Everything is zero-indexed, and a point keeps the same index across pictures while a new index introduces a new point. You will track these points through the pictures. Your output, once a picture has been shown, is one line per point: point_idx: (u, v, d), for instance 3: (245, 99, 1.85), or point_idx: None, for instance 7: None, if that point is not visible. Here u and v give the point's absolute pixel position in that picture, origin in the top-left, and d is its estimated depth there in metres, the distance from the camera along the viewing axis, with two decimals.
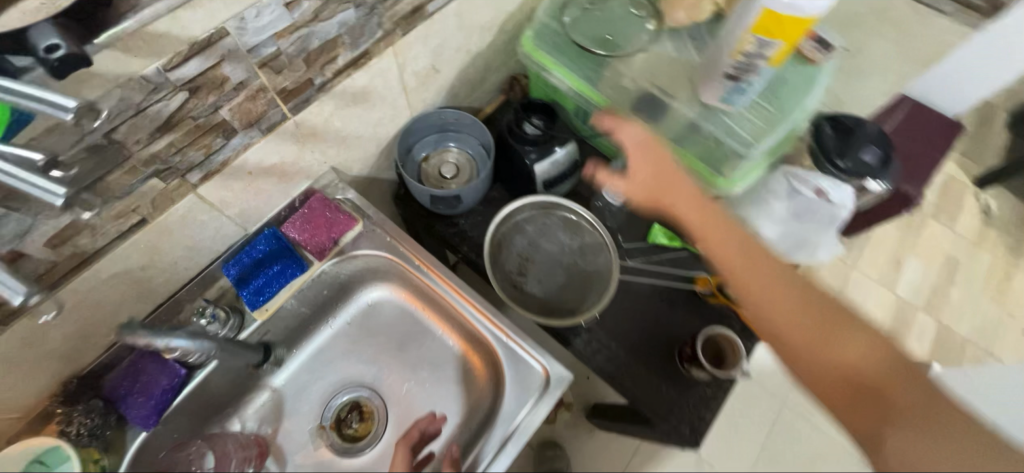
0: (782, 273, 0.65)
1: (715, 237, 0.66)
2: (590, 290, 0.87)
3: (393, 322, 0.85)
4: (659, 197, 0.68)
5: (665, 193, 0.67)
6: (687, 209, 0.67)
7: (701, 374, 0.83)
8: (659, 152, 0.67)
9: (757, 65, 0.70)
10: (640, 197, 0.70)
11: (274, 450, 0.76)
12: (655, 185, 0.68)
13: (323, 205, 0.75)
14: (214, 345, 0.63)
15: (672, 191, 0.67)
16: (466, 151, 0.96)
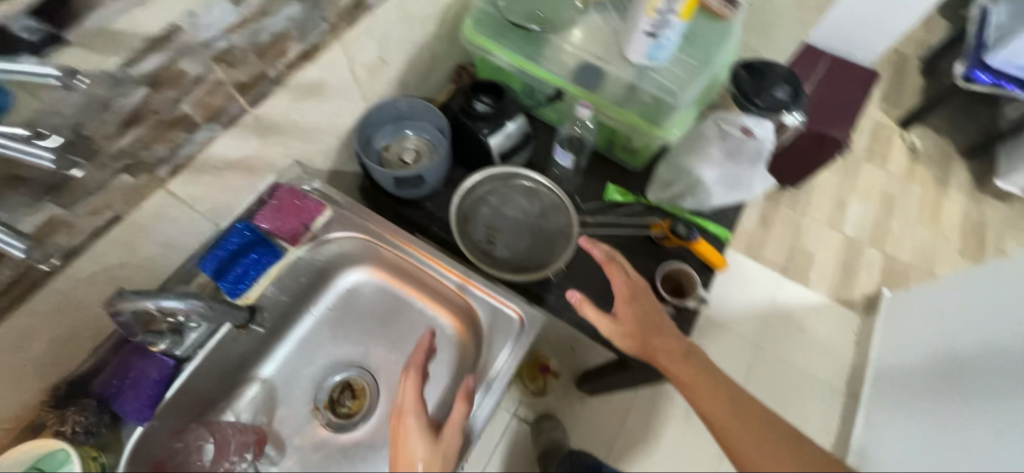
0: (765, 421, 0.71)
1: (698, 386, 0.73)
2: (554, 247, 0.94)
3: (373, 302, 0.89)
4: (650, 343, 0.75)
5: (654, 344, 0.75)
6: (671, 357, 0.75)
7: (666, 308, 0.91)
8: (644, 299, 0.77)
9: (670, 20, 0.80)
10: (631, 339, 0.76)
11: (272, 437, 0.79)
12: (646, 333, 0.75)
13: (292, 195, 0.79)
14: (205, 303, 0.62)
15: (657, 336, 0.76)
16: (423, 135, 1.00)
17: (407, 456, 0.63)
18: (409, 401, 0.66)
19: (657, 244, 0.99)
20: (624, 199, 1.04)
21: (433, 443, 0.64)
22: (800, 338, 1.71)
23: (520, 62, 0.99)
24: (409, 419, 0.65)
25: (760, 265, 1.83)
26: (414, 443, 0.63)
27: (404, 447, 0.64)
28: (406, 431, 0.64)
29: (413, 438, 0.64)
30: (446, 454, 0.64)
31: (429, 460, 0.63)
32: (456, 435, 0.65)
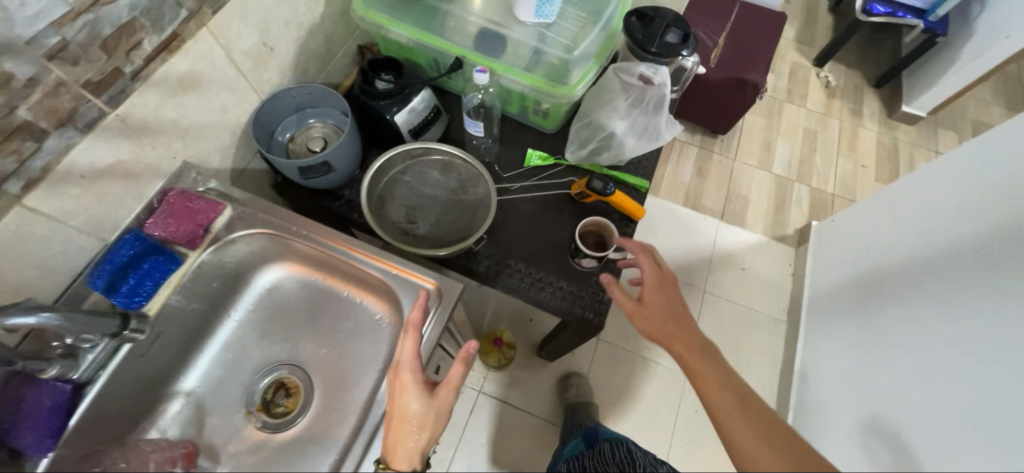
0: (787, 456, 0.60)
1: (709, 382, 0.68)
2: (474, 218, 0.94)
3: (296, 297, 0.87)
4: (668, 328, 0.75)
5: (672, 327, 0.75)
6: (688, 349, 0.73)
7: (589, 262, 0.94)
8: (669, 291, 0.79)
9: None
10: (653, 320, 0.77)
11: (205, 449, 0.77)
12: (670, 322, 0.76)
13: (183, 198, 0.75)
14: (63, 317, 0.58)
15: (676, 327, 0.75)
16: (327, 122, 0.97)
17: (402, 409, 0.69)
18: (405, 360, 0.70)
19: (578, 203, 1.02)
20: (544, 162, 1.06)
21: (426, 401, 0.69)
22: (742, 278, 1.80)
23: (417, 35, 0.97)
24: (406, 377, 0.69)
25: (700, 214, 1.90)
26: (410, 399, 0.69)
27: (401, 402, 0.69)
28: (402, 386, 0.69)
29: (410, 395, 0.69)
30: (438, 408, 0.70)
31: (424, 414, 0.69)
32: (448, 394, 0.70)
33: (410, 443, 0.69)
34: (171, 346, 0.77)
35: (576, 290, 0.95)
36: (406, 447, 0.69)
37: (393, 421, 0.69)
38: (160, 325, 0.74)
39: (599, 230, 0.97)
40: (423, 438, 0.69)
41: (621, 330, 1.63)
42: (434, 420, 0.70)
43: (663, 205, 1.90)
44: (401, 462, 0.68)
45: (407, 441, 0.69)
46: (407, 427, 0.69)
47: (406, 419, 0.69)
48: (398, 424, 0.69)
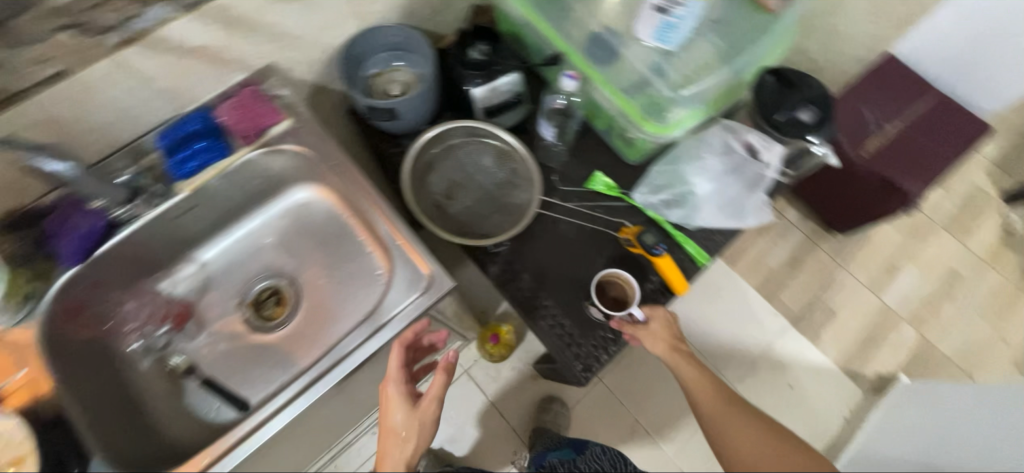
0: (739, 409, 0.76)
1: (690, 375, 0.81)
2: (508, 218, 0.92)
3: (320, 220, 0.90)
4: (695, 381, 0.81)
5: (700, 383, 0.80)
6: (676, 356, 0.84)
7: (597, 313, 0.88)
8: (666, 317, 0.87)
9: None
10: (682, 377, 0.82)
11: (196, 316, 0.85)
12: (706, 379, 0.80)
13: (253, 97, 0.80)
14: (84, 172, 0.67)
15: (668, 337, 0.86)
16: (415, 70, 0.94)
17: (388, 423, 0.73)
18: (392, 373, 0.74)
19: (622, 249, 0.92)
20: (607, 191, 0.97)
21: (409, 411, 0.73)
22: (784, 393, 1.57)
23: (530, 17, 0.91)
24: (391, 392, 0.73)
25: (770, 306, 1.66)
26: (396, 410, 0.73)
27: (388, 414, 0.74)
28: (388, 397, 0.73)
29: (396, 407, 0.73)
30: (422, 419, 0.73)
31: (408, 428, 0.72)
32: (432, 406, 0.74)
33: (398, 453, 0.72)
34: (202, 219, 0.84)
35: (576, 334, 0.88)
36: (392, 459, 0.71)
37: (383, 432, 0.73)
38: (194, 200, 0.80)
39: (624, 285, 0.90)
40: (410, 448, 0.72)
41: (625, 382, 1.51)
42: (419, 432, 0.72)
43: (735, 278, 1.68)
44: None
45: (396, 453, 0.72)
46: (395, 438, 0.72)
47: (393, 431, 0.73)
48: (388, 437, 0.73)
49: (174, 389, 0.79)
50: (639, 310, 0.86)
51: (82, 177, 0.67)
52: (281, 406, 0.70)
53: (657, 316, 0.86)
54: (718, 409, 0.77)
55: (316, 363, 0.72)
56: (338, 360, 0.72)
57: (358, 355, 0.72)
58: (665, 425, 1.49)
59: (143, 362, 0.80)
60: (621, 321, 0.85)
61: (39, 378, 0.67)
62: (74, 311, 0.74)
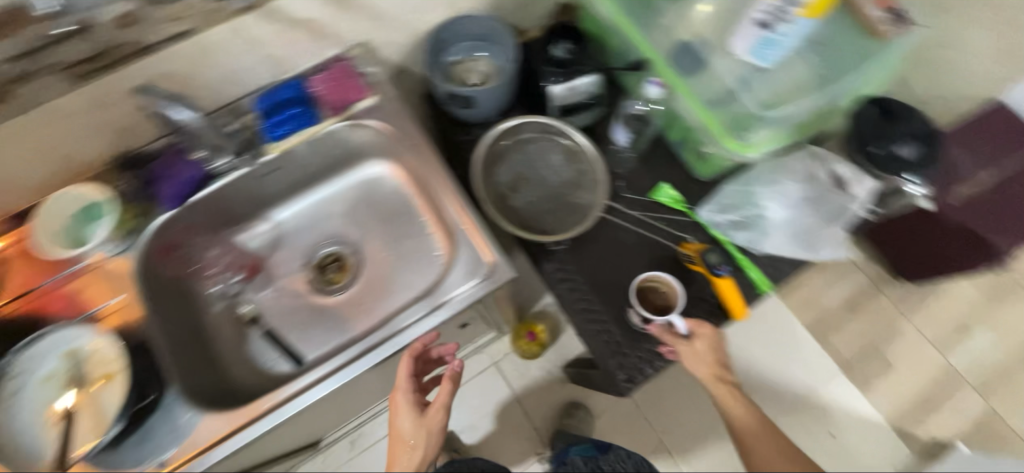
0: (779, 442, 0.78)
1: (735, 406, 0.81)
2: (571, 217, 0.93)
3: (388, 196, 0.94)
4: (750, 430, 0.79)
5: (755, 433, 0.79)
6: (721, 385, 0.82)
7: (635, 316, 0.87)
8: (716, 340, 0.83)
9: (790, 10, 0.73)
10: (734, 424, 0.81)
11: (266, 271, 0.90)
12: (759, 427, 0.79)
13: (344, 72, 0.84)
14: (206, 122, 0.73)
15: (716, 365, 0.83)
16: (495, 63, 0.96)
17: (397, 429, 0.75)
18: (400, 381, 0.76)
19: (681, 264, 0.90)
20: (671, 204, 0.95)
21: (417, 417, 0.75)
22: (822, 441, 1.49)
23: (618, 18, 0.90)
24: (399, 398, 0.76)
25: (818, 348, 1.58)
26: (404, 418, 0.75)
27: (398, 421, 0.76)
28: (397, 406, 0.75)
29: (404, 414, 0.75)
30: (430, 427, 0.74)
31: (416, 435, 0.74)
32: (438, 414, 0.74)
33: (407, 459, 0.73)
34: (284, 182, 0.90)
35: (624, 342, 0.87)
36: (400, 466, 0.73)
37: (394, 438, 0.75)
38: (278, 162, 0.84)
39: (669, 292, 0.89)
40: (417, 456, 0.73)
41: (654, 399, 1.48)
42: (427, 440, 0.73)
43: (784, 312, 1.61)
44: None
45: (406, 460, 0.73)
46: (404, 446, 0.73)
47: (402, 439, 0.74)
48: (398, 444, 0.74)
49: (240, 336, 0.85)
50: (681, 320, 0.84)
51: (199, 131, 0.74)
52: (329, 370, 0.72)
53: (703, 334, 0.83)
54: (761, 444, 0.78)
55: (372, 334, 0.75)
56: (390, 335, 0.75)
57: (406, 334, 0.75)
58: (692, 452, 1.45)
59: (216, 306, 0.86)
60: (661, 327, 0.84)
61: (130, 305, 0.74)
62: (167, 250, 0.80)
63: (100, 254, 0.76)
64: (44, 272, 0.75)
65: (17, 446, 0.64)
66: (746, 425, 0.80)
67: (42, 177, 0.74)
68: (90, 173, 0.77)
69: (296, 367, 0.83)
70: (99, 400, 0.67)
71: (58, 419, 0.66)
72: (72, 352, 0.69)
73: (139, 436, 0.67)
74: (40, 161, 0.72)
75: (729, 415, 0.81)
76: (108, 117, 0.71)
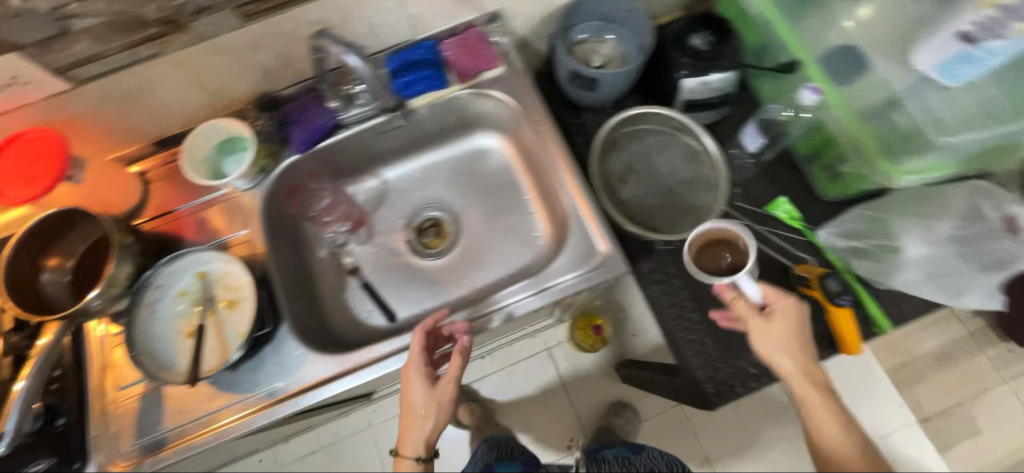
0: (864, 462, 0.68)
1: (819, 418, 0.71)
2: (680, 219, 0.88)
3: (494, 170, 0.94)
4: (838, 452, 0.69)
5: (853, 460, 0.68)
6: (808, 391, 0.71)
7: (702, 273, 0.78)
8: (801, 331, 0.71)
9: (1007, 24, 0.62)
10: (820, 441, 0.71)
11: (368, 225, 0.93)
12: (849, 447, 0.69)
13: (477, 38, 0.83)
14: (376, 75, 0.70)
15: (808, 371, 0.71)
16: (622, 48, 0.95)
17: (408, 402, 0.70)
18: (411, 355, 0.70)
19: (791, 286, 0.85)
20: (787, 221, 0.89)
21: (429, 390, 0.69)
22: None
23: (769, 13, 0.83)
24: (411, 373, 0.70)
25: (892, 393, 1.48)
26: (414, 390, 0.70)
27: (408, 394, 0.70)
28: (407, 378, 0.70)
29: (414, 387, 0.70)
30: (441, 400, 0.69)
31: (426, 407, 0.69)
32: (450, 387, 0.69)
33: (419, 430, 0.70)
34: (399, 142, 0.91)
35: (720, 355, 0.84)
36: (411, 436, 0.70)
37: (403, 409, 0.71)
38: (399, 121, 0.84)
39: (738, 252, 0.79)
40: (428, 428, 0.70)
41: (708, 415, 1.44)
42: (439, 412, 0.70)
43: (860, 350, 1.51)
44: (407, 450, 0.71)
45: (416, 427, 0.70)
46: (414, 417, 0.70)
47: (411, 410, 0.70)
48: (408, 416, 0.70)
49: (339, 284, 0.88)
50: (754, 285, 0.74)
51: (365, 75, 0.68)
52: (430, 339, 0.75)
53: (782, 308, 0.71)
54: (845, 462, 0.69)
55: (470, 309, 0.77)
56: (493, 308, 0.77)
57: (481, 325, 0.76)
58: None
59: (321, 251, 0.89)
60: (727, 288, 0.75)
61: (254, 240, 0.78)
62: (292, 192, 0.84)
63: (232, 189, 0.80)
64: (182, 196, 0.81)
65: (152, 352, 0.70)
66: (832, 446, 0.70)
67: (188, 109, 0.78)
68: (232, 109, 0.81)
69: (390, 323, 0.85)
70: (223, 323, 0.72)
71: (189, 333, 0.72)
72: (203, 273, 0.74)
73: (252, 364, 0.72)
74: (191, 93, 0.75)
75: (817, 431, 0.71)
76: (258, 58, 0.74)
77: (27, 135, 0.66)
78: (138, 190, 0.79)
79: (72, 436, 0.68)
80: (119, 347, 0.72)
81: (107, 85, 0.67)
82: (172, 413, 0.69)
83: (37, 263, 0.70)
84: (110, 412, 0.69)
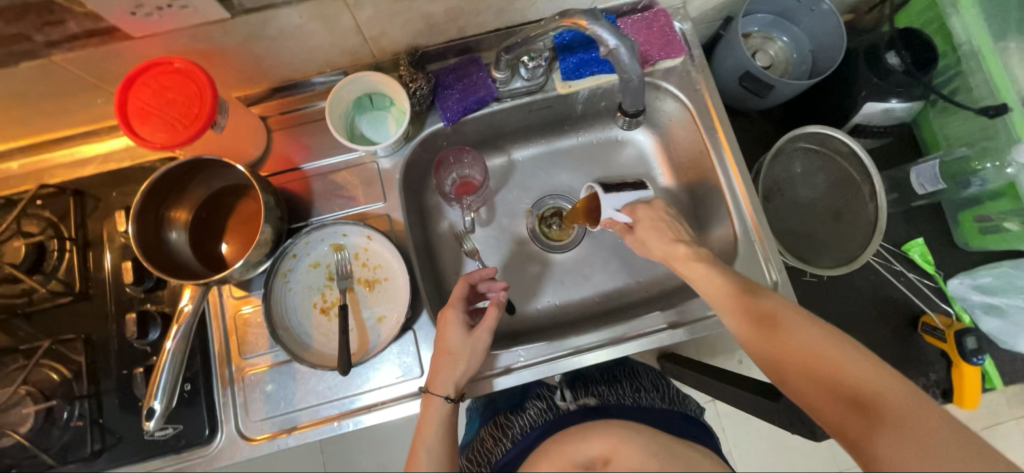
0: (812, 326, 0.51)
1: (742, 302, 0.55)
2: (827, 251, 0.82)
3: (631, 165, 0.85)
4: (775, 348, 0.51)
5: (788, 327, 0.51)
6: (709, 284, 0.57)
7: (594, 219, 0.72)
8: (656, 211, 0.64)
9: None
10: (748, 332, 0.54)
11: (489, 203, 0.83)
12: (776, 321, 0.52)
13: (665, 22, 0.74)
14: (638, 78, 0.64)
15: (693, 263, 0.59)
16: (792, 52, 0.86)
17: (441, 343, 0.61)
18: (453, 295, 0.63)
19: (913, 333, 0.85)
20: (922, 264, 0.87)
21: (466, 335, 0.62)
22: None
23: (981, 40, 0.75)
24: (449, 312, 0.62)
25: None
26: (449, 334, 0.62)
27: (440, 335, 0.62)
28: (443, 321, 0.62)
29: (451, 329, 0.62)
30: (476, 347, 0.62)
31: (461, 349, 0.61)
32: (485, 334, 0.62)
33: (447, 369, 0.60)
34: (541, 122, 0.81)
35: None
36: (439, 375, 0.60)
37: (435, 351, 0.62)
38: (555, 101, 0.76)
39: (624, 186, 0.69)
40: (458, 372, 0.61)
41: None
42: (474, 359, 0.61)
43: None
44: (435, 389, 0.60)
45: (446, 374, 0.60)
46: (445, 359, 0.61)
47: (442, 349, 0.61)
48: (440, 356, 0.61)
49: (456, 265, 0.79)
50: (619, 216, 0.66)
51: (624, 64, 0.61)
52: (540, 360, 0.71)
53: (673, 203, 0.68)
54: (787, 339, 0.51)
55: (620, 325, 0.73)
56: (559, 354, 0.71)
57: (500, 383, 0.70)
58: None
59: (444, 222, 0.81)
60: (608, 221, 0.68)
61: (391, 217, 0.71)
62: (438, 165, 0.78)
63: (367, 154, 0.72)
64: (306, 152, 0.72)
65: (288, 328, 0.65)
66: (759, 350, 0.53)
67: (331, 54, 0.67)
68: (374, 59, 0.70)
69: (509, 316, 0.78)
70: (359, 304, 0.67)
71: (324, 309, 0.67)
72: (340, 246, 0.68)
73: (380, 360, 0.66)
74: (342, 37, 0.64)
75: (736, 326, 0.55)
76: (427, 8, 0.63)
77: (170, 66, 0.56)
78: (262, 140, 0.70)
79: (197, 406, 0.64)
80: (243, 312, 0.67)
81: (265, 20, 0.57)
82: (302, 393, 0.65)
83: (164, 216, 0.62)
84: (237, 383, 0.65)
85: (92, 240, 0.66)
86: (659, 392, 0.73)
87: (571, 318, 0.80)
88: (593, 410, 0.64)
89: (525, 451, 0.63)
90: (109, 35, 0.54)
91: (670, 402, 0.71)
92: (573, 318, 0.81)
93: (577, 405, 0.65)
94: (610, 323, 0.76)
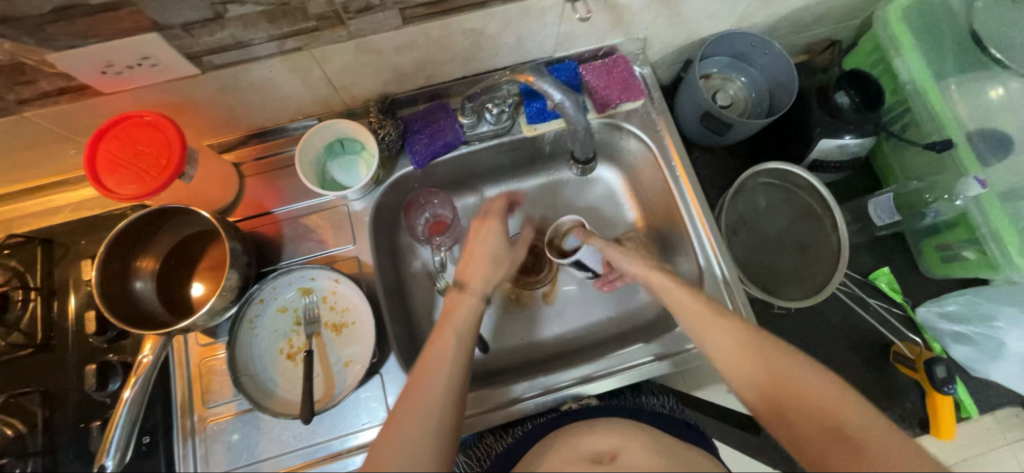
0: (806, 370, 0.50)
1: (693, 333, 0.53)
2: (793, 283, 0.83)
3: (601, 202, 0.87)
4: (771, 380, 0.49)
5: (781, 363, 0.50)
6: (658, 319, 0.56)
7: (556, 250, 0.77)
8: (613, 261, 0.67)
9: None
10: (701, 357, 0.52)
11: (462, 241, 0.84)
12: None
13: (625, 67, 0.78)
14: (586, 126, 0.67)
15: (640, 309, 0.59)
16: (750, 91, 0.90)
17: (481, 245, 0.63)
18: (495, 205, 0.66)
19: (885, 362, 0.86)
20: (888, 293, 0.88)
21: (506, 244, 0.65)
22: None
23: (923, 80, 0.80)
24: (492, 221, 0.65)
25: None
26: (489, 238, 0.64)
27: (477, 239, 0.64)
28: (484, 227, 0.65)
29: (492, 236, 0.64)
30: (512, 259, 0.65)
31: (501, 257, 0.63)
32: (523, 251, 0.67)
33: (452, 338, 0.55)
34: (511, 163, 0.84)
35: None
36: (479, 272, 0.61)
37: (470, 256, 0.62)
38: (522, 142, 0.79)
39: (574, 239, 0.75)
40: (495, 277, 0.62)
41: None
42: (509, 267, 0.64)
43: None
44: (469, 289, 0.59)
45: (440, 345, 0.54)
46: (484, 263, 0.61)
47: (481, 253, 0.62)
48: (478, 258, 0.62)
49: (428, 304, 0.80)
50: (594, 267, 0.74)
51: (569, 117, 0.65)
52: (528, 394, 0.70)
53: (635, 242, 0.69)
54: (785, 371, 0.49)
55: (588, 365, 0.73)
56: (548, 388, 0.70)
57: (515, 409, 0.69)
58: None
59: (416, 261, 0.82)
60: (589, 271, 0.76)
61: (359, 260, 0.71)
62: (407, 208, 0.79)
63: (338, 198, 0.73)
64: (278, 197, 0.73)
65: (252, 374, 0.64)
66: None
67: (302, 102, 0.69)
68: (345, 106, 0.72)
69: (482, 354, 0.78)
70: (326, 348, 0.67)
71: (290, 355, 0.66)
72: (308, 289, 0.68)
73: (342, 408, 0.65)
74: (313, 87, 0.66)
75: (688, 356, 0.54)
76: (395, 60, 0.66)
77: (139, 119, 0.58)
78: (234, 186, 0.72)
79: (155, 460, 0.62)
80: (208, 359, 0.66)
81: (234, 75, 0.59)
82: (266, 442, 0.64)
83: (130, 265, 0.63)
84: (198, 433, 0.64)
85: (58, 288, 0.65)
86: (660, 400, 0.75)
87: (542, 356, 0.80)
88: (597, 408, 0.66)
89: (528, 440, 0.65)
90: (81, 92, 0.55)
91: (670, 410, 0.73)
92: (546, 355, 0.80)
93: (580, 406, 0.69)
94: (584, 359, 0.76)
